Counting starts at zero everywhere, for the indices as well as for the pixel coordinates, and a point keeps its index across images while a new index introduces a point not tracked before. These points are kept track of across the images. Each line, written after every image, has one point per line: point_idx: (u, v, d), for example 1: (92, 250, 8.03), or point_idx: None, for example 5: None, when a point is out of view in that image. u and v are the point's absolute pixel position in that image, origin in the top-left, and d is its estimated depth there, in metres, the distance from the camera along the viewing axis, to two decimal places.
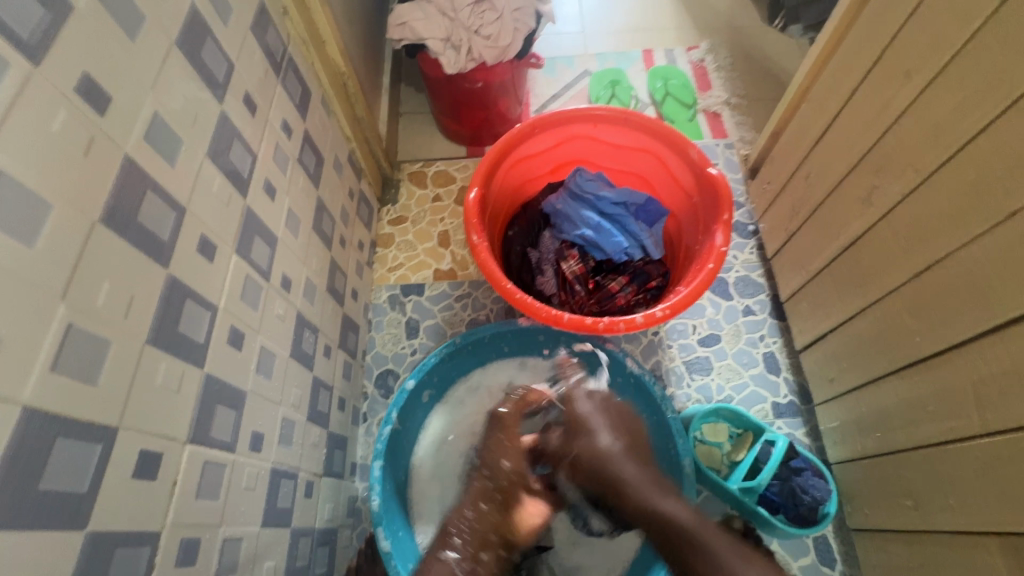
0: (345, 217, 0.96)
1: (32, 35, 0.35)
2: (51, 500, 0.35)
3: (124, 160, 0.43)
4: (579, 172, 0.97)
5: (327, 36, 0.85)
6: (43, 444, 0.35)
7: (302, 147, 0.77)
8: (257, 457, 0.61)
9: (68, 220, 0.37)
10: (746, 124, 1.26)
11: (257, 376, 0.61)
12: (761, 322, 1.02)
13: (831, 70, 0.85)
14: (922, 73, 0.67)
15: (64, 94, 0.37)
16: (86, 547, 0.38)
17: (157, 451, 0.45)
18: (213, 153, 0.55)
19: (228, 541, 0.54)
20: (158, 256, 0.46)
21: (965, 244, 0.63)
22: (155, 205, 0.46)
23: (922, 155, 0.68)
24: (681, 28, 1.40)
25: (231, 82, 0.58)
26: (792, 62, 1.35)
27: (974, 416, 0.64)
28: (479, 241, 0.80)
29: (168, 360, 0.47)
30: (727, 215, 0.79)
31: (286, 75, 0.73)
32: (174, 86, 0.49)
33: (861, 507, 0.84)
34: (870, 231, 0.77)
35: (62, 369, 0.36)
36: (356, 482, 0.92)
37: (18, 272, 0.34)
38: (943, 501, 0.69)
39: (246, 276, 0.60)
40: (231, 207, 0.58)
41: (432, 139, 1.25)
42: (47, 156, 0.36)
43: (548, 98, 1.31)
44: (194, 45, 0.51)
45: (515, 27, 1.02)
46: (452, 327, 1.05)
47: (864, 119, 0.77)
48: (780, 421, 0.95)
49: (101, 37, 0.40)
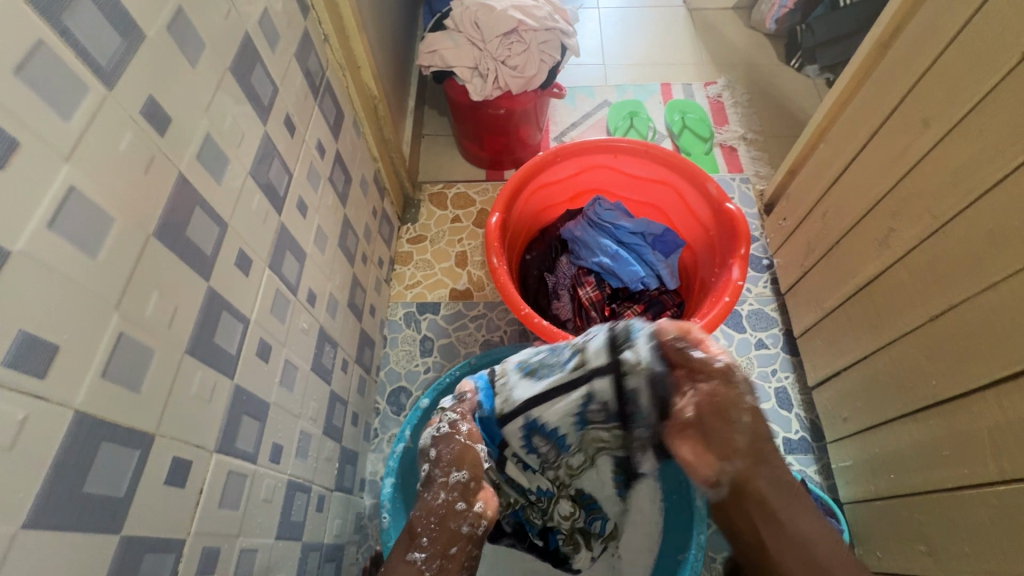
0: (367, 234, 0.99)
1: (109, 61, 0.37)
2: (93, 503, 0.37)
3: (178, 179, 0.45)
4: (599, 201, 0.99)
5: (363, 62, 0.88)
6: (89, 450, 0.36)
7: (333, 166, 0.80)
8: (276, 469, 0.62)
9: (126, 234, 0.39)
10: (761, 159, 1.28)
11: (280, 388, 0.63)
12: (774, 356, 1.02)
13: (849, 114, 0.87)
14: (939, 122, 0.69)
15: (131, 116, 0.39)
16: (118, 551, 0.39)
17: (188, 459, 0.46)
18: (254, 170, 0.57)
19: (245, 552, 0.55)
20: (202, 269, 0.48)
21: (982, 290, 0.64)
22: (201, 221, 0.48)
23: (939, 201, 0.69)
24: (699, 64, 1.44)
25: (274, 104, 0.61)
26: (809, 100, 1.38)
27: (989, 462, 0.63)
28: (499, 264, 0.82)
29: (202, 370, 0.48)
30: (744, 250, 0.81)
31: (323, 98, 0.76)
32: (224, 108, 0.51)
33: (874, 550, 0.83)
34: (885, 272, 0.78)
35: (112, 376, 0.38)
36: (364, 498, 0.92)
37: (81, 283, 0.36)
38: (959, 548, 0.68)
39: (277, 290, 0.62)
40: (267, 223, 0.60)
41: (453, 161, 1.29)
42: (113, 174, 0.38)
43: (568, 126, 1.35)
44: (244, 70, 0.54)
45: (540, 58, 1.05)
46: (466, 347, 1.06)
47: (881, 163, 0.79)
48: (791, 457, 0.94)
49: (166, 63, 0.43)
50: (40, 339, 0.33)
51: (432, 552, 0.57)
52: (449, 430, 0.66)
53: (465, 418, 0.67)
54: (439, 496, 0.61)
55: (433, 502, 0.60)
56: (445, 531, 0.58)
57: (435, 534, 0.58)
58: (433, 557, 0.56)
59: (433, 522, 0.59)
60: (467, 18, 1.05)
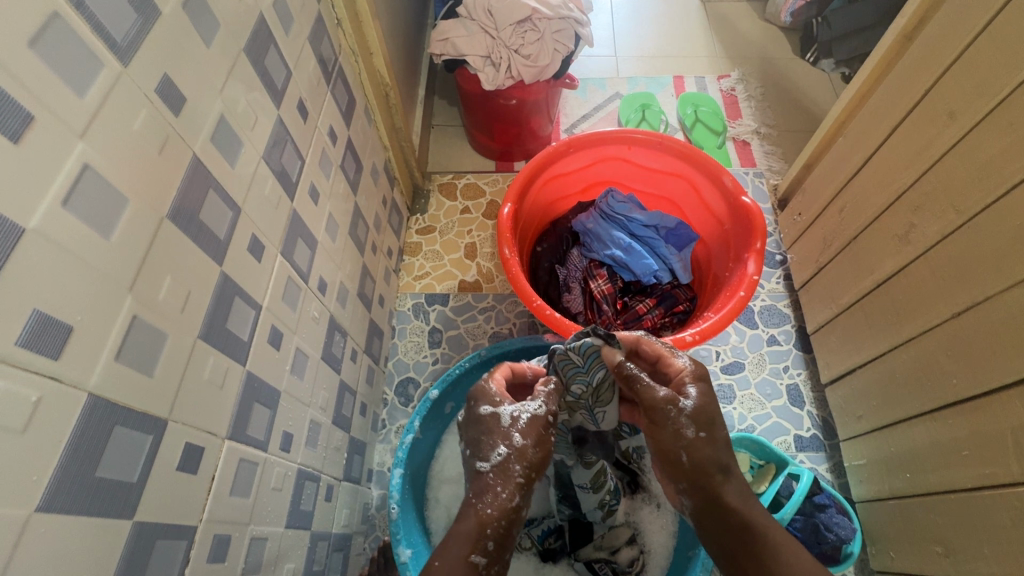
0: (377, 224, 0.98)
1: (124, 37, 0.36)
2: (106, 488, 0.36)
3: (192, 161, 0.44)
4: (611, 194, 0.98)
5: (375, 48, 0.87)
6: (102, 434, 0.36)
7: (344, 154, 0.79)
8: (286, 458, 0.61)
9: (141, 215, 0.38)
10: (775, 154, 1.27)
11: (291, 376, 0.62)
12: (786, 352, 1.01)
13: (869, 108, 0.86)
14: (967, 116, 0.67)
15: (146, 95, 0.38)
16: (131, 537, 0.38)
17: (200, 445, 0.45)
18: (267, 155, 0.56)
19: (255, 541, 0.54)
20: (215, 254, 0.47)
21: (1008, 287, 0.62)
22: (215, 204, 0.47)
23: (964, 197, 0.68)
24: (713, 56, 1.41)
25: (288, 89, 0.60)
26: (824, 94, 1.35)
27: (1012, 463, 0.62)
28: (511, 255, 0.80)
29: (215, 356, 0.47)
30: (760, 244, 0.79)
31: (335, 84, 0.75)
32: (238, 90, 0.50)
33: (887, 549, 0.82)
34: (906, 269, 0.77)
35: (125, 360, 0.37)
36: (371, 489, 0.92)
37: (95, 264, 0.35)
38: (977, 549, 0.67)
39: (288, 278, 0.61)
40: (279, 209, 0.59)
41: (463, 152, 1.27)
42: (127, 153, 0.37)
43: (578, 118, 1.33)
44: (258, 52, 0.53)
45: (554, 47, 1.03)
46: (474, 339, 1.05)
47: (903, 158, 0.77)
48: (802, 454, 0.93)
49: (181, 41, 0.42)
50: (54, 321, 0.32)
51: (496, 556, 0.49)
52: (534, 415, 0.56)
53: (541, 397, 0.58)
54: (507, 493, 0.51)
55: (500, 502, 0.51)
56: (510, 538, 0.50)
57: (502, 537, 0.49)
58: (496, 563, 0.49)
59: (503, 525, 0.50)
60: (481, 6, 1.03)
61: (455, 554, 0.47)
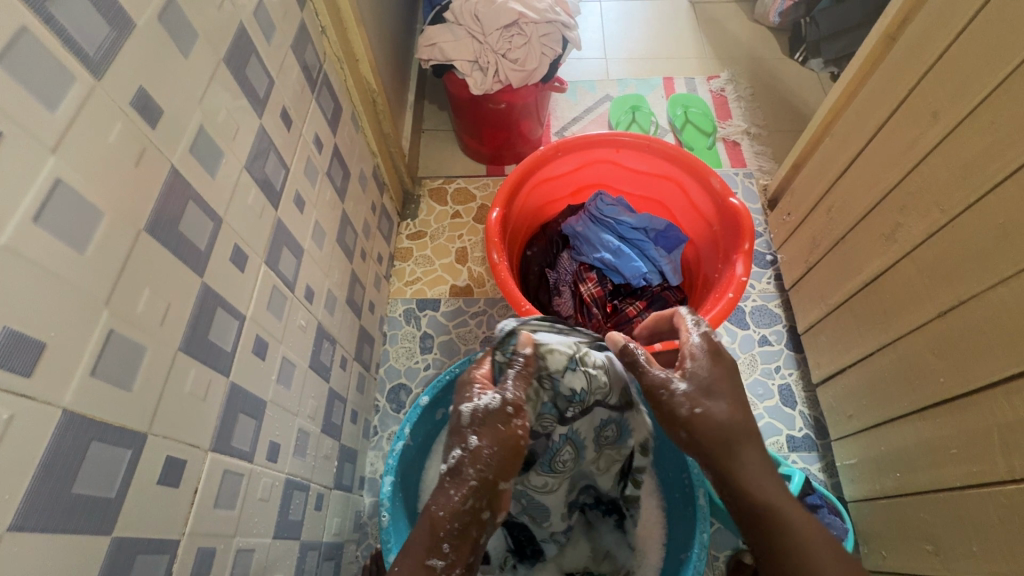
0: (366, 230, 0.98)
1: (97, 50, 0.36)
2: (83, 504, 0.36)
3: (171, 171, 0.44)
4: (600, 197, 0.98)
5: (362, 55, 0.87)
6: (78, 449, 0.35)
7: (331, 160, 0.79)
8: (273, 468, 0.61)
9: (117, 228, 0.38)
10: (765, 154, 1.27)
11: (278, 386, 0.62)
12: (778, 353, 1.01)
13: (855, 108, 0.86)
14: (949, 115, 0.67)
15: (121, 108, 0.38)
16: (110, 553, 0.38)
17: (182, 459, 0.45)
18: (250, 164, 0.56)
19: (242, 552, 0.54)
20: (195, 265, 0.47)
21: (993, 286, 0.62)
22: (195, 215, 0.47)
23: (948, 195, 0.68)
24: (702, 57, 1.42)
25: (271, 97, 0.60)
26: (813, 94, 1.36)
27: (999, 460, 0.62)
28: (500, 260, 0.80)
29: (196, 368, 0.47)
30: (748, 245, 0.79)
31: (321, 91, 0.74)
32: (218, 98, 0.50)
33: (879, 548, 0.82)
34: (892, 268, 0.77)
35: (101, 374, 0.37)
36: (364, 496, 0.91)
37: (68, 279, 0.35)
38: (966, 547, 0.67)
39: (273, 287, 0.61)
40: (263, 218, 0.59)
41: (454, 157, 1.27)
42: (102, 166, 0.37)
43: (569, 121, 1.33)
44: (238, 61, 0.53)
45: (542, 51, 1.03)
46: (466, 344, 1.05)
47: (888, 158, 0.78)
48: (795, 455, 0.93)
49: (158, 53, 0.42)
50: (26, 338, 0.32)
51: (455, 558, 0.47)
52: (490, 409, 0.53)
53: (508, 388, 0.56)
54: (460, 497, 0.49)
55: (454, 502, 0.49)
56: (468, 539, 0.48)
57: (457, 539, 0.48)
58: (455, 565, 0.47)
59: (458, 527, 0.48)
60: (467, 10, 1.03)
61: (412, 558, 0.47)
